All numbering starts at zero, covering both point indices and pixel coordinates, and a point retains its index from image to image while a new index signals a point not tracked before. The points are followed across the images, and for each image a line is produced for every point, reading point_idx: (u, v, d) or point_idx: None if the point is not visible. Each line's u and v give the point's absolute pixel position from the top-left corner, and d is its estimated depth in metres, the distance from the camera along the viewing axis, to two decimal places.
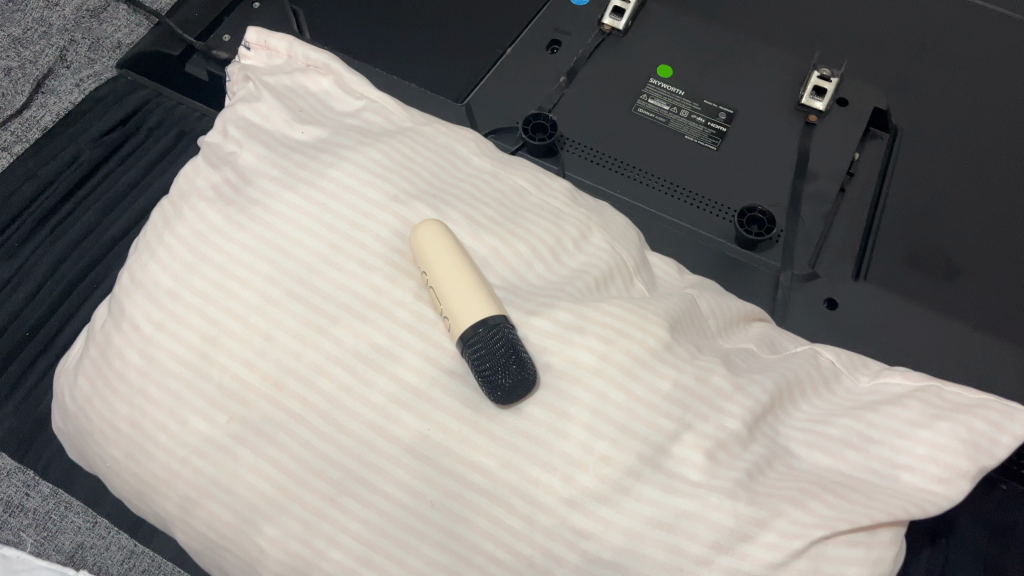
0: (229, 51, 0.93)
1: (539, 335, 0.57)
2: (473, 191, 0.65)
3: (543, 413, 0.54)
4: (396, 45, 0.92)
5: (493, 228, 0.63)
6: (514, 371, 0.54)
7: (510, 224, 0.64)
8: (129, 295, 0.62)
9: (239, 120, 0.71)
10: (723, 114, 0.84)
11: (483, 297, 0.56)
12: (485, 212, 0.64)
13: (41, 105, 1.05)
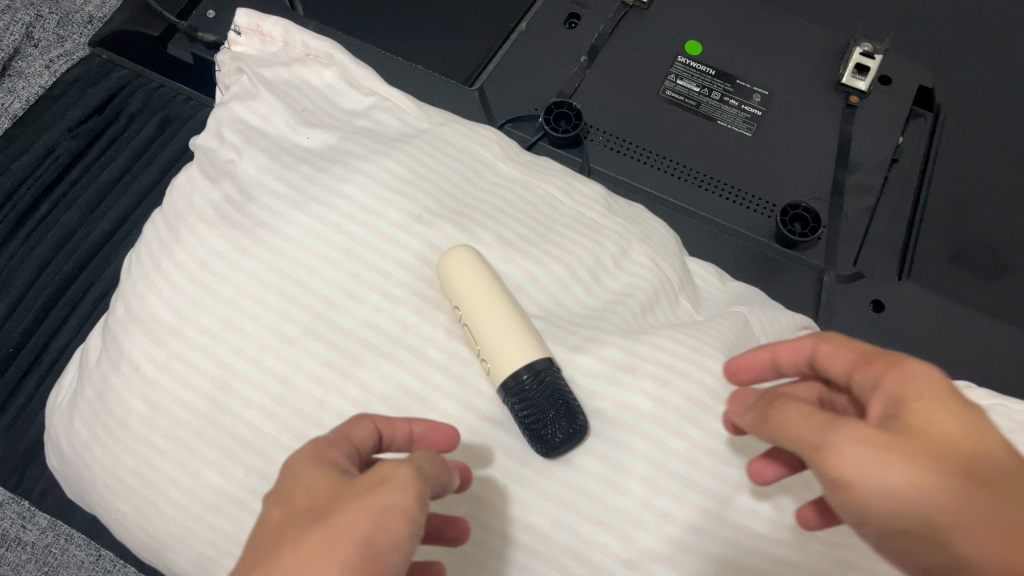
0: (217, 34, 0.83)
1: (587, 377, 0.53)
2: (500, 205, 0.60)
3: (596, 464, 0.50)
4: (396, 18, 0.83)
5: (527, 248, 0.57)
6: (564, 423, 0.49)
7: (545, 243, 0.58)
8: (127, 331, 0.56)
9: (236, 123, 0.64)
10: (757, 96, 0.78)
11: (525, 338, 0.51)
12: (516, 230, 0.58)
13: (9, 91, 0.95)
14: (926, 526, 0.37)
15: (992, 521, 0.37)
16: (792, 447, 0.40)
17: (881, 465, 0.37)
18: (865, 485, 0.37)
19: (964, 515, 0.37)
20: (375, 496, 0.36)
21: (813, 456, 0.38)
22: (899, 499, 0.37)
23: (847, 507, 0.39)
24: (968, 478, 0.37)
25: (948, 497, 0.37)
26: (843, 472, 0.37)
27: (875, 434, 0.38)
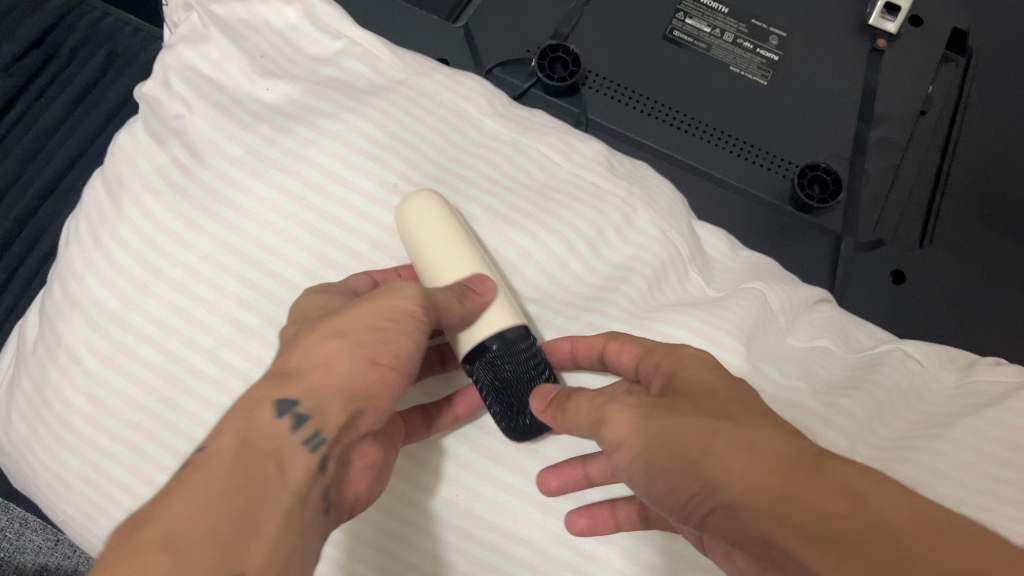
0: None
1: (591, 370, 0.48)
2: (489, 171, 0.52)
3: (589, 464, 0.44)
4: None
5: (520, 221, 0.50)
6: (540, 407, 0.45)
7: (540, 214, 0.51)
8: (66, 317, 0.50)
9: (184, 71, 0.55)
10: (774, 39, 0.70)
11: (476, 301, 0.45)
12: (509, 201, 0.51)
13: None
14: (710, 500, 0.34)
15: (770, 481, 0.32)
16: (577, 429, 0.40)
17: (648, 432, 0.37)
18: (636, 451, 0.37)
19: (737, 473, 0.33)
20: (383, 302, 0.40)
21: (564, 424, 0.41)
22: (675, 457, 0.35)
23: (638, 486, 0.38)
24: (749, 436, 0.34)
25: (724, 455, 0.33)
26: (607, 435, 0.38)
27: (649, 406, 0.38)
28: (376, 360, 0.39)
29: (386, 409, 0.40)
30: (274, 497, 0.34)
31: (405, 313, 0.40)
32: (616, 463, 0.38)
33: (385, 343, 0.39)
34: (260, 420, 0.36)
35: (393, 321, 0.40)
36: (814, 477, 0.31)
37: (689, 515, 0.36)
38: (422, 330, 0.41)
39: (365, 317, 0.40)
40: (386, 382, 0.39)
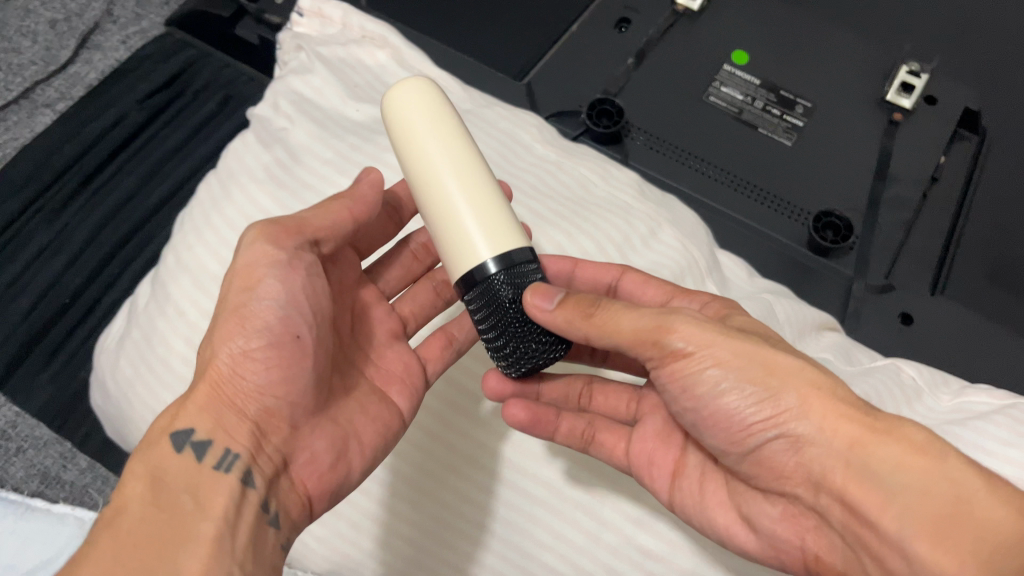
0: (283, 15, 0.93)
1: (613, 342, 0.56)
2: (535, 182, 0.61)
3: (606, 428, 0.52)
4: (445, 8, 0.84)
5: (559, 222, 0.59)
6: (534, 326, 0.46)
7: (577, 218, 0.59)
8: (175, 278, 0.59)
9: (291, 94, 0.67)
10: (800, 108, 0.79)
11: (429, 209, 0.46)
12: (549, 207, 0.60)
13: (84, 62, 0.92)
14: (782, 428, 0.42)
15: (854, 430, 0.41)
16: (611, 338, 0.44)
17: (736, 356, 0.43)
18: (726, 369, 0.43)
19: (825, 414, 0.41)
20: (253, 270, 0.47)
21: (587, 326, 0.44)
22: (756, 364, 0.43)
23: (698, 402, 0.45)
24: (818, 379, 0.43)
25: (808, 393, 0.42)
26: (682, 343, 0.43)
27: (725, 333, 0.44)
28: (251, 334, 0.46)
29: (308, 362, 0.47)
30: (185, 524, 0.41)
31: (257, 272, 0.47)
32: (679, 380, 0.44)
33: (250, 309, 0.46)
34: (163, 460, 0.43)
35: (256, 280, 0.47)
36: (888, 435, 0.40)
37: (743, 435, 0.44)
38: (286, 279, 0.47)
39: (224, 302, 0.47)
40: (271, 343, 0.46)
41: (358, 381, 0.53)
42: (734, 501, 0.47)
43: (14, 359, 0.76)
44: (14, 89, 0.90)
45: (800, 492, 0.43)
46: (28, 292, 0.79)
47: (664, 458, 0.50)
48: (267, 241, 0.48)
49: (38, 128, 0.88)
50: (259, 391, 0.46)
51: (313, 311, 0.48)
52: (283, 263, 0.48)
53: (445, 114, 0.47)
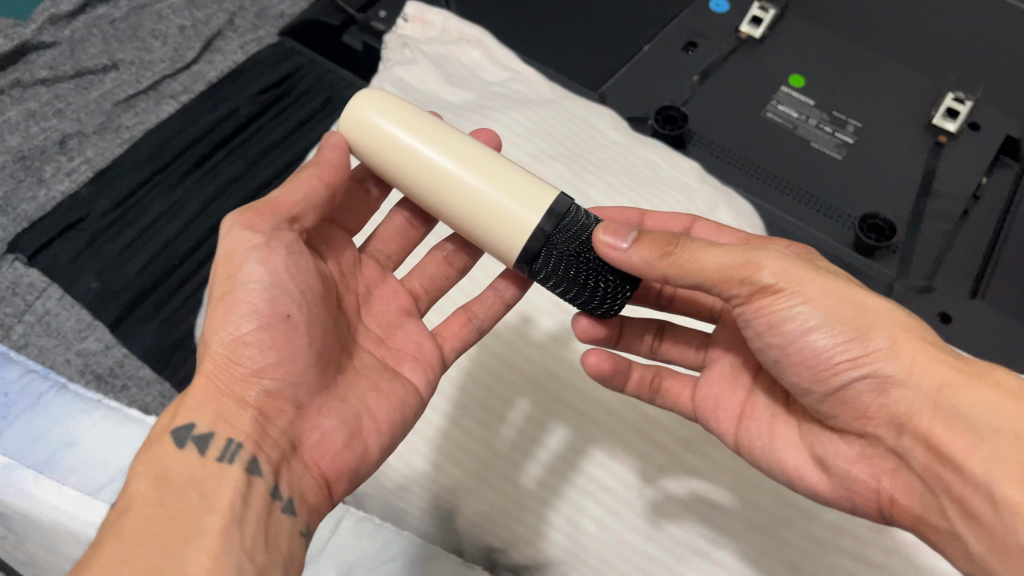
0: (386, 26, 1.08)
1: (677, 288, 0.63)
2: (607, 159, 0.69)
3: (672, 377, 0.58)
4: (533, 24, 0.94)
5: (628, 193, 0.66)
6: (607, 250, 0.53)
7: (644, 192, 0.67)
8: None
9: (394, 79, 0.76)
10: (850, 127, 0.86)
11: (449, 198, 0.52)
12: (619, 180, 0.67)
13: (207, 62, 1.06)
14: (870, 367, 0.45)
15: (943, 372, 0.44)
16: (694, 274, 0.48)
17: (826, 295, 0.47)
18: (815, 308, 0.46)
19: (914, 358, 0.45)
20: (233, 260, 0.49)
21: (667, 263, 0.48)
22: (846, 303, 0.46)
23: (783, 337, 0.48)
24: (906, 323, 0.46)
25: (898, 335, 0.45)
26: (771, 279, 0.47)
27: (814, 273, 0.47)
28: (239, 320, 0.48)
29: (300, 340, 0.50)
30: (193, 517, 0.43)
31: (236, 258, 0.49)
32: (767, 315, 0.48)
33: (236, 295, 0.49)
34: (169, 453, 0.46)
35: (237, 266, 0.49)
36: (977, 380, 0.44)
37: (828, 373, 0.47)
38: (267, 260, 0.49)
39: (211, 296, 0.50)
40: (260, 326, 0.48)
41: (367, 359, 0.56)
42: (807, 443, 0.51)
43: (129, 307, 0.87)
44: (144, 81, 1.01)
45: (880, 432, 0.47)
46: (145, 251, 0.90)
47: (731, 400, 0.56)
48: (244, 226, 0.50)
49: (163, 115, 1.01)
50: (256, 375, 0.48)
51: (301, 288, 0.50)
52: (260, 245, 0.50)
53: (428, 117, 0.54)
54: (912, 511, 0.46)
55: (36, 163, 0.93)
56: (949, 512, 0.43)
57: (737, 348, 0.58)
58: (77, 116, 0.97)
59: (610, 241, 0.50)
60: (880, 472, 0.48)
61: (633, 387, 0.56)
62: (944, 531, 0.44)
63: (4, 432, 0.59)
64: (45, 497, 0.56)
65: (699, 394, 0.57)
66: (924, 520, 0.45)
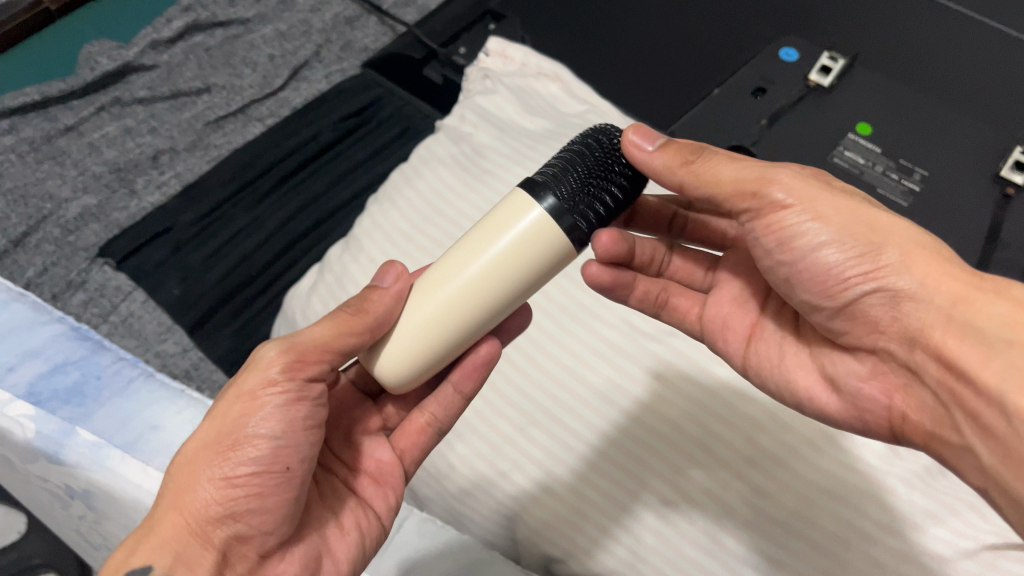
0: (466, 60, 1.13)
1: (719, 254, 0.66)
2: None
3: (682, 295, 0.61)
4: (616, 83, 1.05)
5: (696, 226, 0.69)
6: (605, 150, 0.51)
7: None
8: (370, 235, 0.73)
9: (477, 108, 0.81)
10: (918, 175, 0.87)
11: (504, 287, 0.48)
12: None
13: (293, 89, 1.12)
14: (881, 282, 0.46)
15: (956, 287, 0.44)
16: (710, 185, 0.50)
17: (837, 213, 0.47)
18: (826, 224, 0.47)
19: (927, 272, 0.44)
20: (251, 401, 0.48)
21: (685, 172, 0.50)
22: (860, 219, 0.47)
23: (792, 255, 0.49)
24: (924, 241, 0.46)
25: (912, 251, 0.45)
26: (782, 194, 0.48)
27: (824, 192, 0.48)
28: (241, 461, 0.47)
29: (290, 494, 0.48)
30: None
31: (260, 398, 0.48)
32: (777, 232, 0.49)
33: (246, 438, 0.47)
34: None
35: (256, 405, 0.48)
36: (995, 295, 0.43)
37: (840, 288, 0.47)
38: (288, 410, 0.48)
39: (218, 423, 0.48)
40: (262, 474, 0.47)
41: (332, 485, 0.56)
42: (817, 363, 0.53)
43: (207, 314, 0.91)
44: (234, 104, 1.09)
45: (893, 347, 0.47)
46: (223, 263, 0.95)
47: (740, 322, 0.58)
48: (279, 365, 0.49)
49: (250, 136, 1.07)
50: (231, 521, 0.46)
51: (307, 445, 0.50)
52: (289, 392, 0.48)
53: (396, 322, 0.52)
54: (924, 426, 0.46)
55: (130, 175, 1.00)
56: (963, 428, 0.43)
57: (746, 270, 0.60)
58: (172, 133, 1.05)
59: (637, 140, 0.50)
60: (891, 388, 0.48)
61: (637, 299, 0.60)
62: (955, 445, 0.44)
63: (95, 412, 0.64)
64: (130, 475, 0.59)
65: (706, 314, 0.60)
66: (936, 435, 0.46)
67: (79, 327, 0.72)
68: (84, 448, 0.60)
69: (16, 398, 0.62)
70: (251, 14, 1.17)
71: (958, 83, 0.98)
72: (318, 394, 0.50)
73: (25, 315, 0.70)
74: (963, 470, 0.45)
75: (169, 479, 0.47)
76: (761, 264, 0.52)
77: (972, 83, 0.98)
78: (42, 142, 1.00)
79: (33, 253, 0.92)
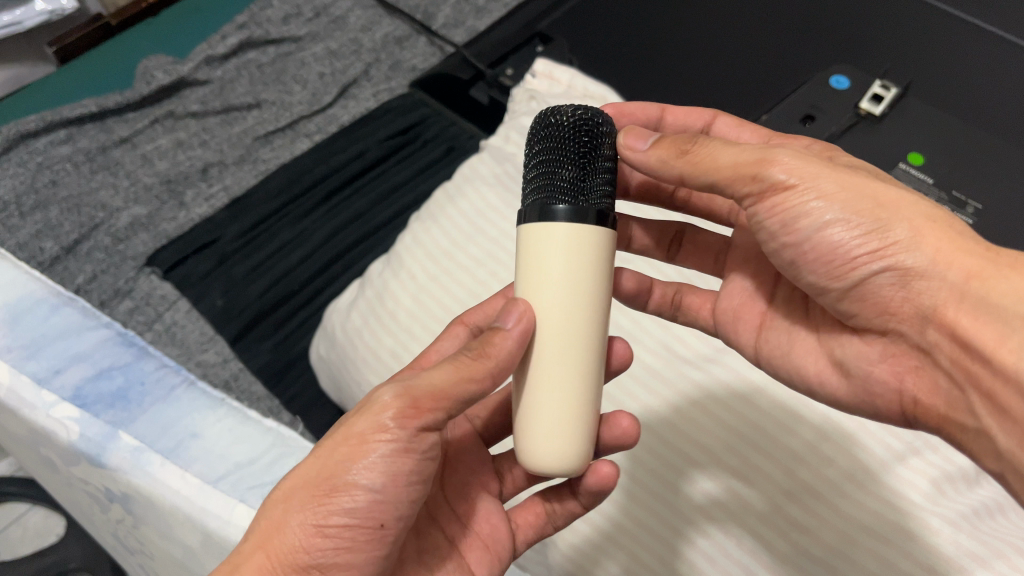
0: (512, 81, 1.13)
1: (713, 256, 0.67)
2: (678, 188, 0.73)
3: (694, 293, 0.63)
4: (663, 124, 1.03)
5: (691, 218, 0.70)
6: (578, 124, 0.49)
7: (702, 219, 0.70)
8: (411, 251, 0.74)
9: (521, 129, 0.81)
10: (970, 207, 0.85)
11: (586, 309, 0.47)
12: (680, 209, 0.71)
13: (341, 106, 1.14)
14: (890, 260, 0.45)
15: (969, 263, 0.43)
16: (708, 171, 0.49)
17: (841, 190, 0.46)
18: (831, 203, 0.46)
19: (938, 249, 0.44)
20: (363, 445, 0.47)
21: (682, 161, 0.50)
22: (866, 198, 0.46)
23: (797, 236, 0.48)
24: (930, 214, 0.46)
25: (921, 226, 0.45)
26: (784, 175, 0.47)
27: (829, 170, 0.47)
28: (337, 511, 0.46)
29: (380, 548, 0.49)
30: None
31: (368, 444, 0.47)
32: (780, 214, 0.48)
33: (346, 487, 0.46)
34: None
35: (361, 453, 0.47)
36: (1010, 270, 0.43)
37: (847, 268, 0.47)
38: (392, 461, 0.47)
39: (324, 463, 0.47)
40: (356, 527, 0.47)
41: (436, 542, 0.56)
42: (826, 348, 0.53)
43: (249, 325, 0.92)
44: (283, 120, 1.10)
45: (905, 328, 0.47)
46: (267, 276, 0.96)
47: (750, 313, 0.59)
48: (394, 414, 0.47)
49: (297, 152, 1.08)
50: (317, 569, 0.46)
51: (405, 501, 0.49)
52: (398, 443, 0.47)
53: (532, 430, 0.47)
54: (937, 410, 0.47)
55: (179, 187, 1.03)
56: (979, 410, 0.44)
57: (754, 262, 0.61)
58: (221, 148, 1.07)
59: (633, 143, 0.53)
60: (903, 369, 0.49)
61: (655, 305, 0.63)
62: (971, 428, 0.45)
63: (137, 417, 0.65)
64: (169, 481, 0.60)
65: (717, 308, 0.61)
66: (950, 418, 0.46)
67: (126, 333, 0.73)
68: (126, 452, 0.61)
69: (61, 400, 0.64)
70: (303, 32, 1.19)
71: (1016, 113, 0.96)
72: (425, 447, 0.49)
73: (73, 320, 0.72)
74: (980, 456, 0.45)
75: (262, 513, 0.48)
76: (766, 247, 0.51)
77: None
78: (97, 152, 1.02)
79: (84, 261, 0.95)
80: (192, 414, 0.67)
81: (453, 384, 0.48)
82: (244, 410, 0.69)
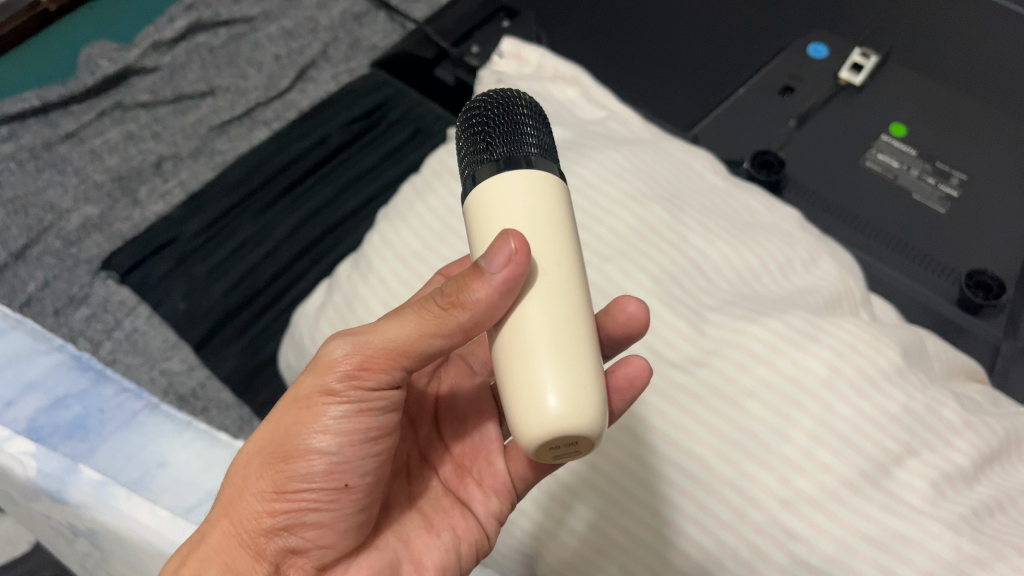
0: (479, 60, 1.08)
1: (686, 237, 0.67)
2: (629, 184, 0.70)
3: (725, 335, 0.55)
4: (635, 100, 1.01)
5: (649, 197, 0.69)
6: (541, 120, 0.47)
7: (670, 201, 0.69)
8: (380, 253, 0.70)
9: None
10: (955, 179, 0.84)
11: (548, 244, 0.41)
12: (637, 186, 0.70)
13: (299, 90, 1.09)
14: None
15: None
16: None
17: None
18: None
19: None
20: (315, 406, 0.45)
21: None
22: None
23: None
24: None
25: None
26: None
27: None
28: (297, 479, 0.45)
29: (352, 506, 0.47)
30: None
31: (318, 406, 0.45)
32: None
33: (301, 453, 0.45)
34: None
35: (312, 418, 0.45)
36: None
37: None
38: (348, 422, 0.45)
39: (278, 432, 0.46)
40: (319, 490, 0.46)
41: (429, 484, 0.56)
42: None
43: (212, 329, 0.88)
44: (239, 108, 1.05)
45: None
46: (230, 275, 0.92)
47: None
48: (344, 371, 0.44)
49: (256, 141, 1.03)
50: (285, 530, 0.46)
51: (370, 457, 0.47)
52: (351, 401, 0.45)
53: (559, 378, 0.38)
54: None
55: (133, 183, 0.97)
56: None
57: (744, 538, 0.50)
58: (174, 139, 1.02)
59: None
60: None
61: None
62: None
63: (99, 449, 0.61)
64: (138, 515, 0.56)
65: None
66: None
67: (80, 355, 0.69)
68: (89, 486, 0.57)
69: (15, 434, 0.60)
70: (256, 12, 1.13)
71: (995, 82, 0.95)
72: (383, 399, 0.46)
73: (24, 345, 0.68)
74: None
75: (228, 480, 0.48)
76: None
77: (1010, 82, 0.95)
78: (41, 150, 0.97)
79: (34, 267, 0.89)
80: (159, 440, 0.63)
81: (414, 338, 0.44)
82: (213, 432, 0.65)
